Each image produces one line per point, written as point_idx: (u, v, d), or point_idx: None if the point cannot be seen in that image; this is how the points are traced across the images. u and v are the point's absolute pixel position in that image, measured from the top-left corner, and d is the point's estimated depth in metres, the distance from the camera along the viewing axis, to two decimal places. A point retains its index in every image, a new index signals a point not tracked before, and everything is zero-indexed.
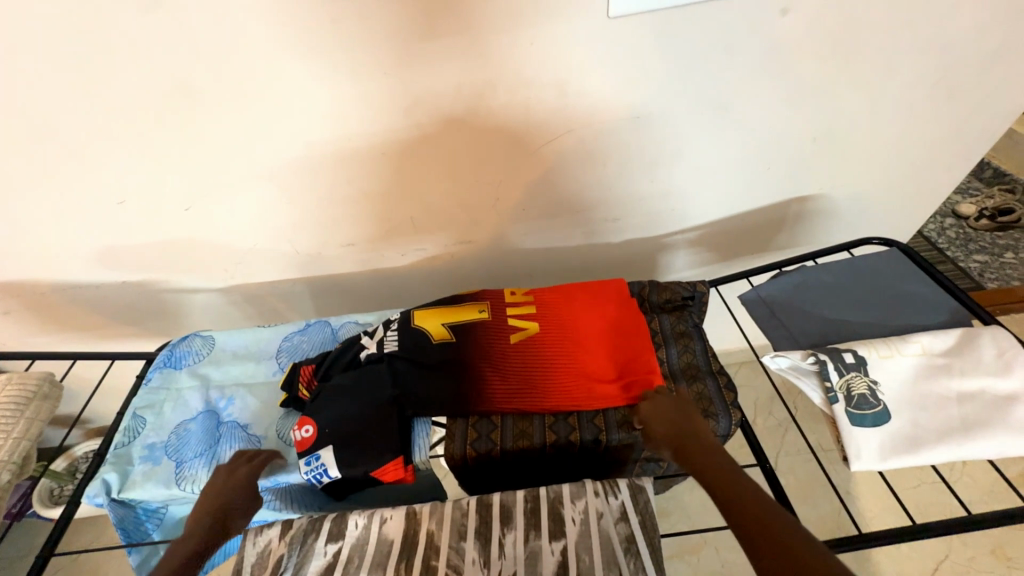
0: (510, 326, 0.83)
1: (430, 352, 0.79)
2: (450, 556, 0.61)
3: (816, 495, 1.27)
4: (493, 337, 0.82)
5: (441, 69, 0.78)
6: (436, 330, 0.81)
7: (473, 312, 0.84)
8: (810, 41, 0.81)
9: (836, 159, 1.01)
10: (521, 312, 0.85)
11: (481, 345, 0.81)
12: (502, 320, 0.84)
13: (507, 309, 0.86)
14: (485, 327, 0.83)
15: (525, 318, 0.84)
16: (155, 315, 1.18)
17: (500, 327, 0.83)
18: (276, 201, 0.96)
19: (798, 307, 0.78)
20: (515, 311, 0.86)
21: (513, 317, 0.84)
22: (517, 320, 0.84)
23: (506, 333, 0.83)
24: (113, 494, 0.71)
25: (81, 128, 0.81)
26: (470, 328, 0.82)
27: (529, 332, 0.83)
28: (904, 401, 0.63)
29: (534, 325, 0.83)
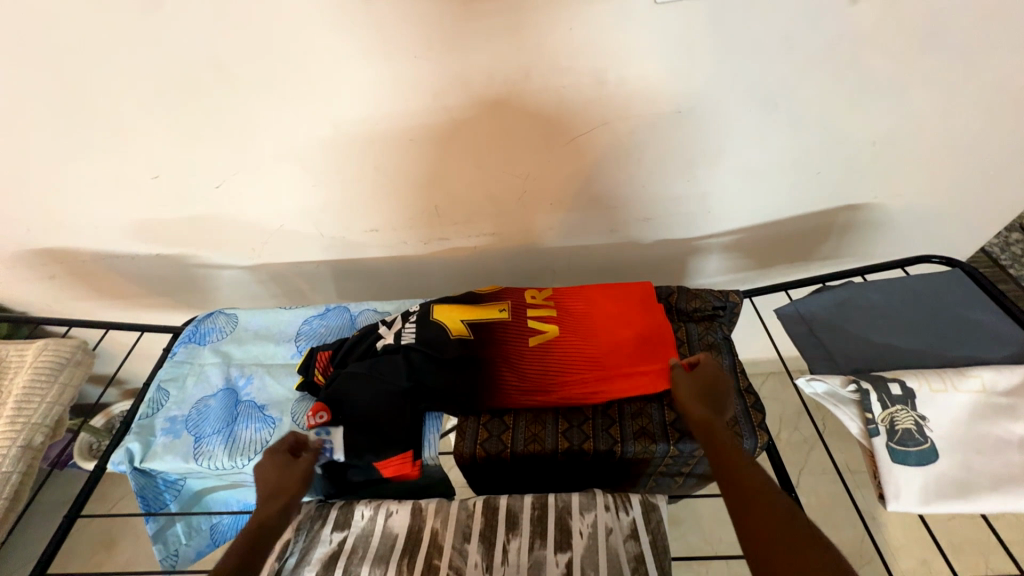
0: (529, 329, 0.80)
1: (448, 348, 0.77)
2: (453, 557, 0.61)
3: (838, 519, 1.21)
4: (512, 339, 0.79)
5: (473, 55, 0.75)
6: (455, 326, 0.79)
7: (493, 311, 0.81)
8: (880, 36, 0.73)
9: (898, 165, 0.92)
10: (541, 314, 0.82)
11: (500, 346, 0.78)
12: (522, 322, 0.80)
13: (527, 310, 0.82)
14: (504, 327, 0.80)
15: (544, 320, 0.81)
16: (186, 287, 1.21)
17: (519, 328, 0.80)
18: (303, 183, 0.96)
19: (840, 326, 0.73)
20: (535, 312, 0.82)
21: (532, 319, 0.81)
22: (537, 323, 0.81)
23: (526, 335, 0.79)
24: (134, 463, 0.73)
25: (119, 102, 0.82)
26: (490, 327, 0.79)
27: (550, 334, 0.79)
28: (954, 441, 0.57)
29: (553, 328, 0.80)
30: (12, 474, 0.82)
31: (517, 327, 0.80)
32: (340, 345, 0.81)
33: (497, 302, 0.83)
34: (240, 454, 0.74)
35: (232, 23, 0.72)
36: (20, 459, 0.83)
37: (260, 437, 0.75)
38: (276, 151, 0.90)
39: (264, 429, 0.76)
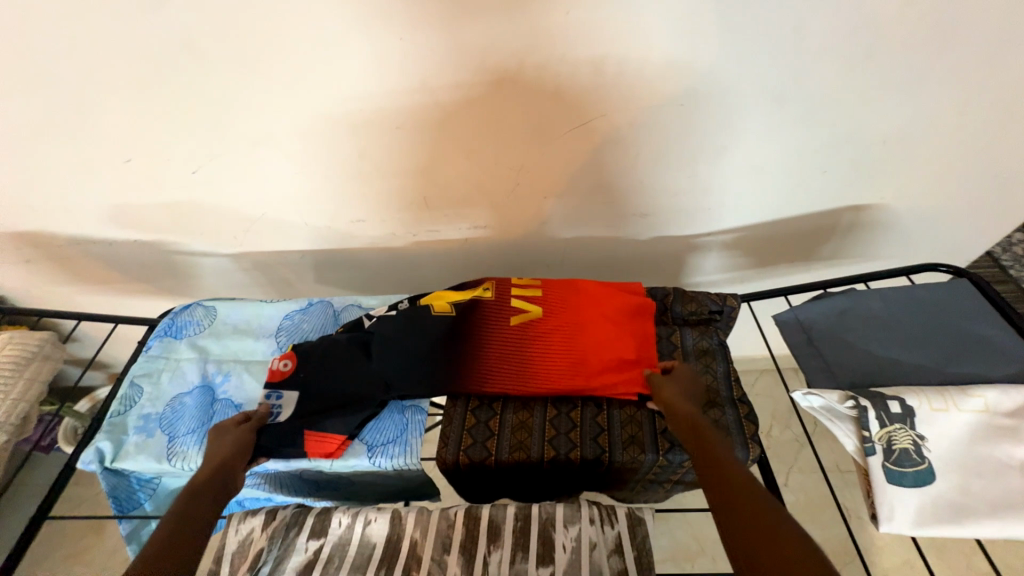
0: (511, 308, 0.79)
1: (427, 324, 0.76)
2: (431, 568, 0.59)
3: (825, 517, 1.21)
4: (494, 318, 0.78)
5: (463, 38, 0.70)
6: (440, 305, 0.79)
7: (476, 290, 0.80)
8: (900, 27, 0.68)
9: (909, 164, 0.88)
10: (528, 294, 0.80)
11: (479, 324, 0.77)
12: (506, 300, 0.79)
13: (512, 287, 0.81)
14: (486, 307, 0.79)
15: (531, 300, 0.79)
16: (166, 274, 1.17)
17: (502, 308, 0.79)
18: (284, 168, 0.91)
19: (840, 337, 0.70)
20: (521, 291, 0.80)
21: (517, 298, 0.80)
22: (522, 300, 0.79)
23: (508, 314, 0.78)
24: (105, 462, 0.71)
25: (84, 80, 0.76)
26: (472, 306, 0.79)
27: (533, 315, 0.78)
28: (953, 463, 0.55)
29: (538, 309, 0.78)
30: None
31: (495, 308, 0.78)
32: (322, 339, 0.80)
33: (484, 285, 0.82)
34: None
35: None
36: None
37: None
38: (255, 136, 0.85)
39: None
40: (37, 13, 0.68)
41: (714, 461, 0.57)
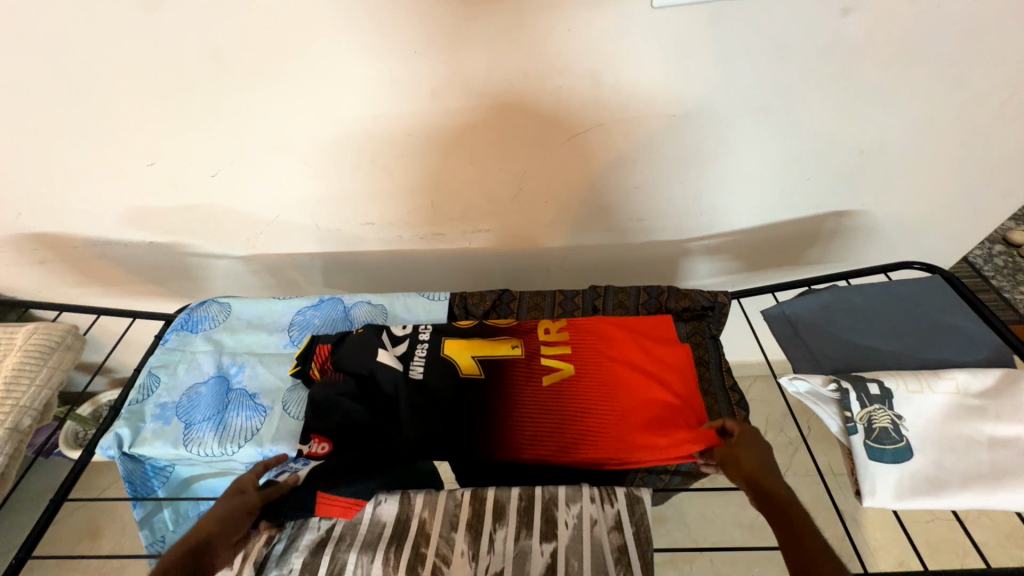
0: (542, 366, 0.80)
1: (457, 385, 0.77)
2: (440, 545, 0.62)
3: (820, 519, 1.24)
4: (525, 379, 0.78)
5: (470, 53, 0.76)
6: (466, 364, 0.79)
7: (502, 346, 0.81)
8: (867, 46, 0.75)
9: (885, 173, 0.94)
10: (555, 352, 0.81)
11: (512, 385, 0.78)
12: (535, 359, 0.81)
13: (540, 346, 0.82)
14: (514, 363, 0.80)
15: (559, 358, 0.81)
16: (179, 276, 1.21)
17: (531, 367, 0.80)
18: (299, 174, 0.96)
19: (824, 328, 0.75)
20: (548, 350, 0.82)
21: (546, 357, 0.81)
22: (551, 360, 0.81)
23: (540, 373, 0.79)
24: (123, 448, 0.73)
25: (119, 90, 0.82)
26: (501, 364, 0.79)
27: (565, 373, 0.79)
28: (928, 440, 0.59)
29: (568, 366, 0.80)
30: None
31: (526, 361, 0.80)
32: (341, 340, 0.81)
33: (506, 331, 0.84)
34: (231, 441, 0.74)
35: (233, 14, 0.72)
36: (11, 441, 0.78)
37: (250, 425, 0.76)
38: (273, 143, 0.91)
39: (255, 417, 0.76)
40: (81, 29, 0.74)
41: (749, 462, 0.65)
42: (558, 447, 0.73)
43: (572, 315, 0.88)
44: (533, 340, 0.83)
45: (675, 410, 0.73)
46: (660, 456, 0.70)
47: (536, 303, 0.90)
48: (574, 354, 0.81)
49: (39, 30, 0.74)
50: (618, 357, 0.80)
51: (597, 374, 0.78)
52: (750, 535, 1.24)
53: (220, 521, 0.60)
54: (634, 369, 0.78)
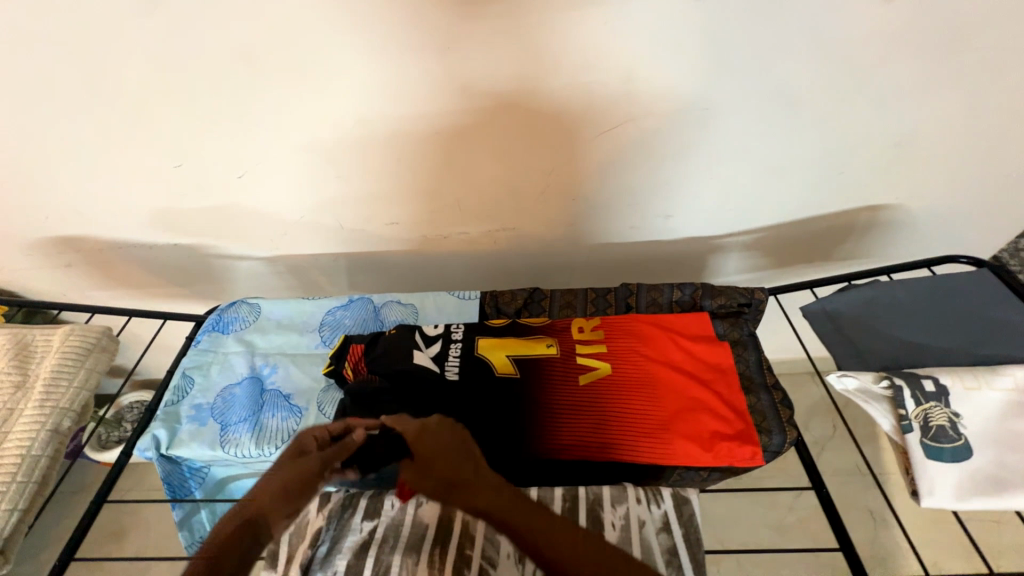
0: (578, 365, 0.79)
1: (493, 385, 0.76)
2: (484, 547, 0.60)
3: (849, 519, 1.21)
4: (561, 378, 0.77)
5: (501, 49, 0.75)
6: (501, 363, 0.78)
7: (537, 345, 0.80)
8: (911, 35, 0.73)
9: (920, 166, 0.92)
10: (590, 350, 0.80)
11: (548, 384, 0.77)
12: (571, 358, 0.79)
13: (575, 346, 0.81)
14: (550, 361, 0.79)
15: (595, 356, 0.80)
16: (203, 279, 1.21)
17: (567, 366, 0.79)
18: (324, 175, 0.96)
19: (869, 324, 0.73)
20: (584, 349, 0.81)
21: (581, 355, 0.80)
22: (587, 359, 0.80)
23: (575, 372, 0.78)
24: (160, 450, 0.73)
25: (149, 91, 0.82)
26: (537, 363, 0.79)
27: (602, 372, 0.78)
28: (987, 438, 0.58)
29: (605, 365, 0.78)
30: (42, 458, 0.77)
31: (561, 360, 0.79)
32: (373, 340, 0.80)
33: (542, 330, 0.83)
34: (268, 442, 0.74)
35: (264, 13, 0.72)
36: (51, 444, 0.78)
37: (287, 426, 0.75)
38: (301, 143, 0.90)
39: (291, 417, 0.76)
40: (113, 30, 0.74)
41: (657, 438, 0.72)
42: (597, 448, 0.72)
43: (606, 313, 0.87)
44: (567, 338, 0.82)
45: (718, 412, 0.72)
46: (702, 459, 0.68)
47: (567, 302, 0.89)
48: (610, 352, 0.80)
49: (72, 32, 0.74)
50: (655, 355, 0.79)
51: (634, 371, 0.77)
52: (778, 535, 1.22)
53: (275, 486, 0.64)
54: (671, 368, 0.76)
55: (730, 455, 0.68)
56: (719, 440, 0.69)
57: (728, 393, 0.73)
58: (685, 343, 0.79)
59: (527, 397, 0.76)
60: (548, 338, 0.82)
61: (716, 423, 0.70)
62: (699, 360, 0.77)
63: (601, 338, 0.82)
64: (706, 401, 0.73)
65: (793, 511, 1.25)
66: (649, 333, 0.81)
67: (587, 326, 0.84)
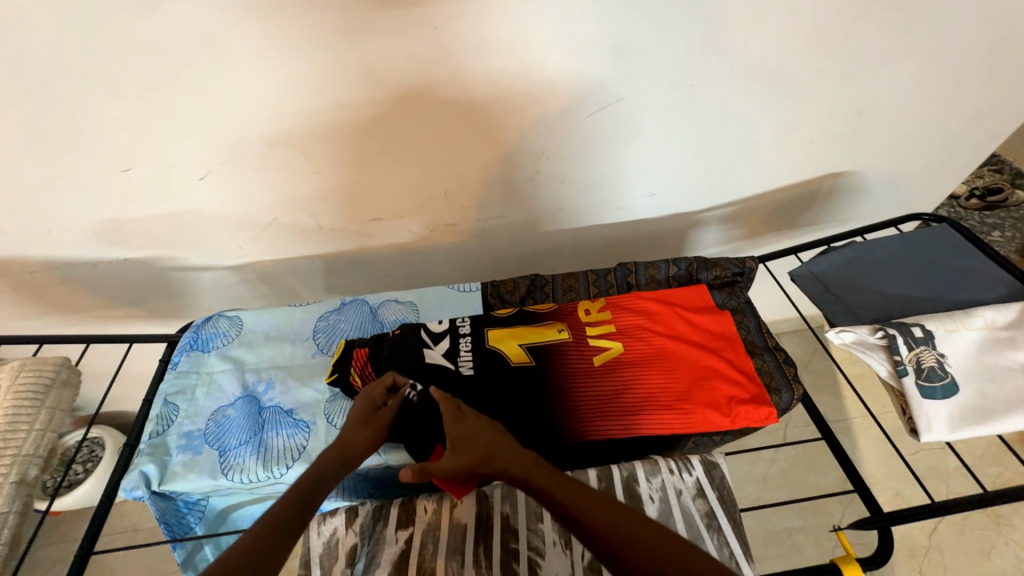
0: (592, 346, 0.79)
1: (511, 376, 0.74)
2: (530, 538, 0.60)
3: (823, 464, 1.32)
4: (576, 362, 0.77)
5: (489, 26, 0.70)
6: (516, 352, 0.77)
7: (549, 331, 0.80)
8: (886, 8, 0.76)
9: (880, 133, 0.98)
10: (601, 331, 0.81)
11: (564, 368, 0.76)
12: (584, 342, 0.79)
13: (585, 329, 0.81)
14: (563, 347, 0.78)
15: (606, 337, 0.80)
16: (161, 294, 1.09)
17: (581, 349, 0.78)
18: (293, 172, 0.87)
19: (854, 282, 0.79)
20: (594, 331, 0.81)
21: (593, 337, 0.80)
22: (599, 340, 0.80)
23: (589, 354, 0.78)
24: (152, 487, 0.66)
25: (80, 85, 0.70)
26: (551, 349, 0.78)
27: (615, 351, 0.78)
28: (969, 373, 0.64)
29: (617, 344, 0.79)
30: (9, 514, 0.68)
31: (573, 344, 0.79)
32: (378, 344, 0.76)
33: (551, 317, 0.83)
34: (276, 463, 0.68)
35: None
36: (17, 497, 0.69)
37: (295, 443, 0.70)
38: (268, 137, 0.81)
39: (298, 434, 0.70)
40: (23, 16, 0.62)
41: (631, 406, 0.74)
42: (621, 425, 0.73)
43: (608, 293, 0.88)
44: (576, 323, 0.82)
45: (731, 378, 0.75)
46: (722, 423, 0.71)
47: (570, 285, 0.89)
48: (620, 332, 0.80)
49: None
50: (664, 330, 0.80)
51: (647, 347, 0.79)
52: (764, 486, 1.31)
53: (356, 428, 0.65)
54: (682, 342, 0.78)
55: (746, 418, 0.72)
56: (736, 405, 0.72)
57: (737, 359, 0.77)
58: (692, 317, 0.81)
59: (546, 384, 0.75)
60: (557, 324, 0.81)
61: (731, 389, 0.73)
62: (706, 332, 0.80)
63: (609, 319, 0.82)
64: (719, 369, 0.76)
65: (775, 464, 1.34)
66: (655, 310, 0.82)
67: (594, 308, 0.84)
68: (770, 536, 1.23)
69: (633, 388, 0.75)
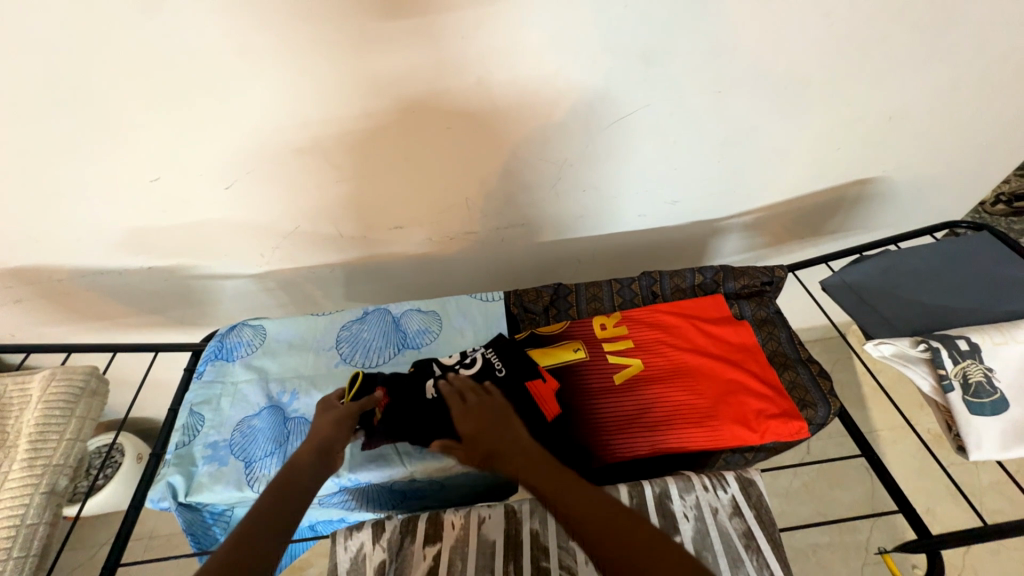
0: (611, 364, 0.78)
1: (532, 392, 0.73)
2: (561, 556, 0.59)
3: (850, 478, 1.28)
4: (596, 381, 0.77)
5: (517, 34, 0.70)
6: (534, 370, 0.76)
7: (566, 350, 0.79)
8: (923, 10, 0.74)
9: (910, 138, 0.96)
10: (619, 348, 0.79)
11: (585, 387, 0.76)
12: (602, 359, 0.78)
13: (603, 346, 0.80)
14: (583, 365, 0.78)
15: (625, 354, 0.78)
16: (182, 302, 1.09)
17: (601, 367, 0.77)
18: (316, 182, 0.88)
19: (891, 292, 0.77)
20: (611, 347, 0.79)
21: (612, 354, 0.79)
22: (617, 358, 0.78)
23: (609, 372, 0.77)
24: (180, 498, 0.66)
25: (117, 96, 0.71)
26: (570, 370, 0.77)
27: (635, 368, 0.77)
28: (1020, 388, 0.61)
29: (637, 361, 0.78)
30: (40, 523, 0.68)
31: (592, 365, 0.78)
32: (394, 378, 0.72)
33: (566, 335, 0.81)
34: None
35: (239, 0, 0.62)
36: (49, 507, 0.69)
37: None
38: (293, 147, 0.81)
39: None
40: (60, 29, 0.63)
41: (655, 422, 0.72)
42: (647, 442, 0.71)
43: (633, 303, 0.86)
44: (594, 342, 0.80)
45: (758, 391, 0.73)
46: (751, 439, 0.69)
47: (594, 295, 0.87)
48: (640, 349, 0.79)
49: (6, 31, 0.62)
50: (684, 347, 0.79)
51: (669, 364, 0.77)
52: (789, 502, 1.27)
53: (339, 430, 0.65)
54: (704, 359, 0.77)
55: (777, 432, 0.69)
56: (765, 419, 0.70)
57: (769, 373, 0.75)
58: (715, 332, 0.79)
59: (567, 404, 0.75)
60: (573, 342, 0.80)
61: (759, 403, 0.71)
62: (732, 346, 0.78)
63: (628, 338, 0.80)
64: (744, 384, 0.74)
65: (800, 478, 1.30)
66: (673, 328, 0.81)
67: (613, 326, 0.82)
68: (796, 552, 1.19)
69: (655, 406, 0.73)
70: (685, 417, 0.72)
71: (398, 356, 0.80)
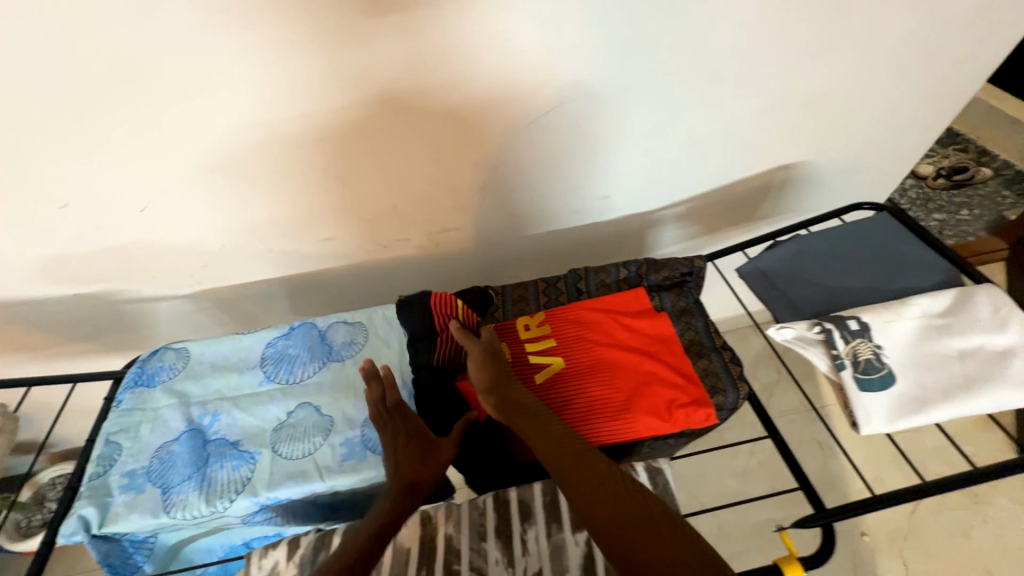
0: (533, 364, 0.79)
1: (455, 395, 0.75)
2: (471, 558, 0.63)
3: (803, 452, 1.32)
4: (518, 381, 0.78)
5: (417, 40, 0.70)
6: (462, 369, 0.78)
7: None
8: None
9: (826, 122, 0.98)
10: (541, 347, 0.80)
11: None
12: (524, 359, 0.79)
13: (525, 346, 0.81)
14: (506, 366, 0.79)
15: (547, 353, 0.80)
16: (117, 327, 1.07)
17: (523, 367, 0.79)
18: (237, 197, 0.86)
19: (798, 276, 0.79)
20: (533, 347, 0.81)
21: (534, 354, 0.80)
22: (539, 357, 0.79)
23: (531, 371, 0.78)
24: (93, 530, 0.65)
25: (8, 124, 0.69)
26: None
27: (556, 367, 0.78)
28: (907, 362, 0.64)
29: (558, 359, 0.79)
30: None
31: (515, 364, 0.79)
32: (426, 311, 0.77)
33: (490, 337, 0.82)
34: (219, 497, 0.67)
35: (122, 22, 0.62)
36: None
37: (240, 475, 0.69)
38: (205, 165, 0.80)
39: (243, 466, 0.70)
40: None
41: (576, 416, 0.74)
42: None
43: (558, 302, 0.86)
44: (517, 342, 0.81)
45: (670, 382, 0.75)
46: (663, 428, 0.72)
47: (520, 296, 0.87)
48: (562, 345, 0.80)
49: None
50: (604, 341, 0.80)
51: (590, 358, 0.79)
52: (744, 480, 1.31)
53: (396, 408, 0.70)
54: (623, 352, 0.78)
55: (687, 421, 0.72)
56: (676, 409, 0.72)
57: (683, 363, 0.77)
58: (633, 325, 0.81)
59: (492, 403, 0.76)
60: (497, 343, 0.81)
61: (671, 393, 0.74)
62: (648, 339, 0.80)
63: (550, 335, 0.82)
64: (658, 375, 0.76)
65: (755, 456, 1.34)
66: (594, 322, 0.82)
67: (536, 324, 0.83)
68: (750, 528, 1.23)
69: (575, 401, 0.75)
70: (604, 410, 0.74)
71: (323, 370, 0.79)
